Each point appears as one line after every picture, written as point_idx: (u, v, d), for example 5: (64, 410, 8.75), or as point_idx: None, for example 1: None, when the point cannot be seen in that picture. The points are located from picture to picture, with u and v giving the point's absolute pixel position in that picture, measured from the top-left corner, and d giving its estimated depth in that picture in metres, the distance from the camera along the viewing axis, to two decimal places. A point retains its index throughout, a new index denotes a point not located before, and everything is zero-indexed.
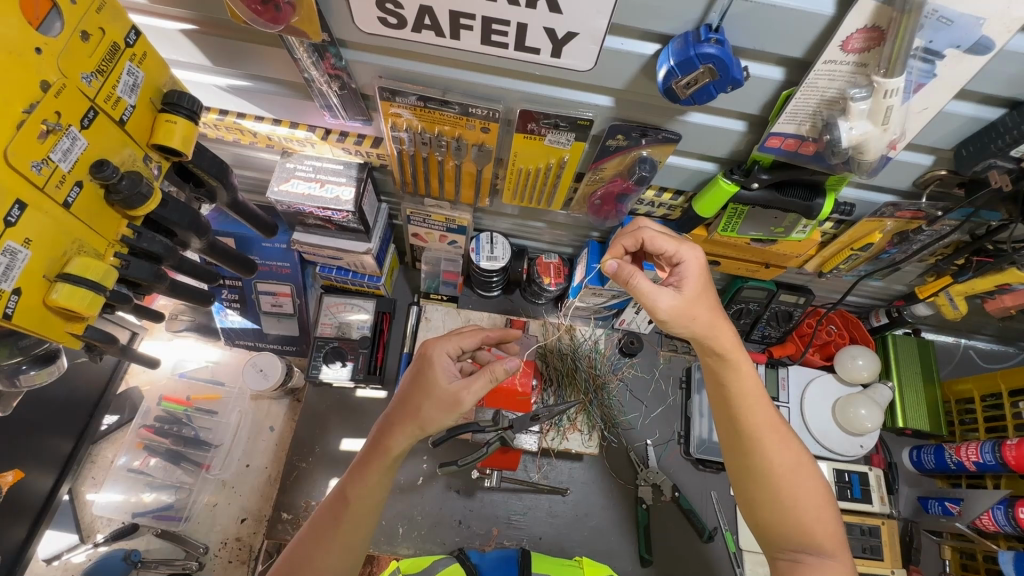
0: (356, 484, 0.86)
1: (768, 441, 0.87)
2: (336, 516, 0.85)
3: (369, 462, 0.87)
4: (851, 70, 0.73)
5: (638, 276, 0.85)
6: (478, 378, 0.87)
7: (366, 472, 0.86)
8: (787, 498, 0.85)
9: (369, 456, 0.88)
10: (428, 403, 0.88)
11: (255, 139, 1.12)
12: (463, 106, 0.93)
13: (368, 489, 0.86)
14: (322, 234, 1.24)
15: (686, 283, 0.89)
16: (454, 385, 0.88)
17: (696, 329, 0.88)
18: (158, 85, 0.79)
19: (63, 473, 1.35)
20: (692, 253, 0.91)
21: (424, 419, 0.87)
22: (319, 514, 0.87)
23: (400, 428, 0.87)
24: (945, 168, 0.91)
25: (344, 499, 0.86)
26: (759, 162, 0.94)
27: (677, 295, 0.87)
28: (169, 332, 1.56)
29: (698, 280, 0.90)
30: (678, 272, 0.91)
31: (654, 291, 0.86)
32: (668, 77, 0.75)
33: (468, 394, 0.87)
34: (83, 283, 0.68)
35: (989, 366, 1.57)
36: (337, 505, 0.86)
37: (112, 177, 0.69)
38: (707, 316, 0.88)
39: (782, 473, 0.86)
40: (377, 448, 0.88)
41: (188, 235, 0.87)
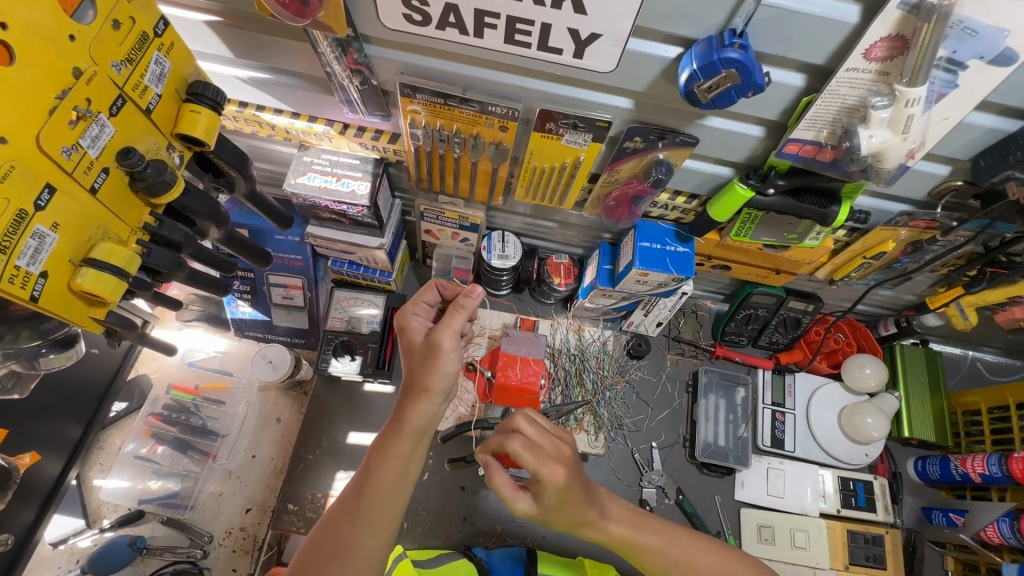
0: (381, 459, 0.83)
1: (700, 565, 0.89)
2: (360, 492, 0.82)
3: (389, 440, 0.84)
4: (872, 79, 0.73)
5: (496, 473, 0.77)
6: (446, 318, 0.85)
7: (390, 445, 0.83)
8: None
9: (393, 431, 0.85)
10: (416, 363, 0.86)
11: (273, 132, 1.13)
12: (482, 104, 0.93)
13: (393, 460, 0.83)
14: (335, 228, 1.25)
15: (545, 498, 0.74)
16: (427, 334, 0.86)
17: (569, 522, 0.81)
18: (185, 75, 0.80)
19: (71, 458, 1.37)
20: (555, 467, 0.74)
21: (424, 380, 0.84)
22: (347, 492, 0.85)
23: (413, 400, 0.84)
24: (961, 179, 0.91)
25: (371, 473, 0.83)
26: (776, 167, 0.94)
27: (536, 504, 0.78)
28: (179, 321, 1.57)
29: (569, 473, 0.76)
30: (521, 486, 0.78)
31: (495, 467, 0.77)
32: (690, 81, 0.75)
33: (442, 333, 0.84)
34: (107, 268, 0.68)
35: (995, 379, 1.57)
36: (362, 481, 0.83)
37: (138, 164, 0.70)
38: (565, 520, 0.81)
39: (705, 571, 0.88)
40: (396, 420, 0.85)
41: (207, 224, 0.88)
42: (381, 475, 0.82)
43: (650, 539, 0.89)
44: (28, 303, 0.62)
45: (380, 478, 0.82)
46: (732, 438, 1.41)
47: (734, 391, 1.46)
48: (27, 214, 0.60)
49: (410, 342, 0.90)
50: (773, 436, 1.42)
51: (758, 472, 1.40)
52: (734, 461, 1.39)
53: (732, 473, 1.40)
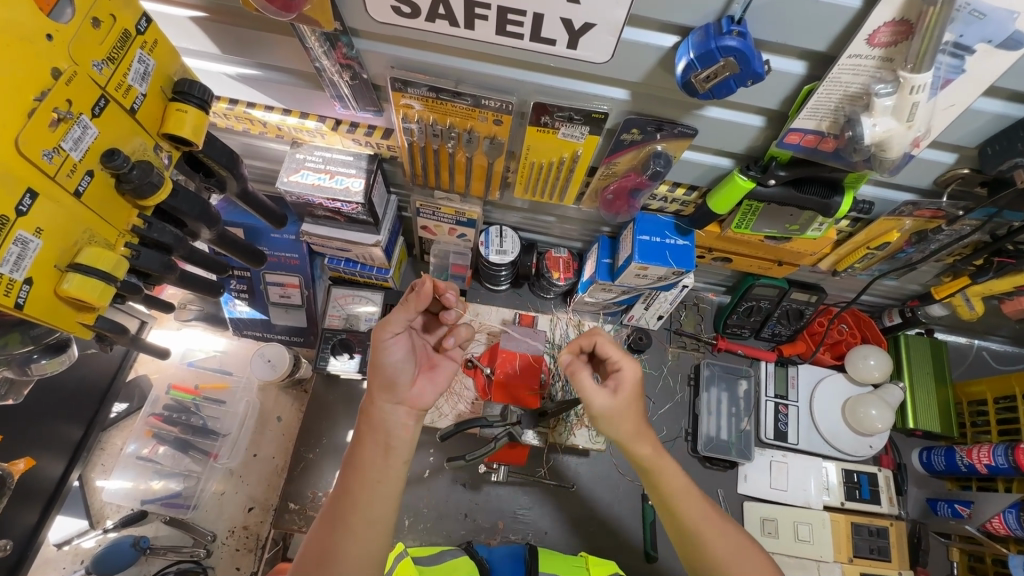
0: (358, 471, 0.83)
1: (706, 531, 0.88)
2: (336, 498, 0.82)
3: (360, 445, 0.86)
4: (876, 65, 0.71)
5: (608, 344, 0.91)
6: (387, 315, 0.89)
7: (361, 451, 0.85)
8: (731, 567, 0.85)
9: (360, 437, 0.87)
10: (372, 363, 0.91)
11: (265, 129, 1.11)
12: (475, 98, 0.92)
13: (369, 466, 0.84)
14: (330, 226, 1.24)
15: (623, 386, 0.90)
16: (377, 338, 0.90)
17: (621, 434, 0.91)
18: (169, 73, 0.78)
19: (73, 459, 1.37)
20: (629, 366, 0.91)
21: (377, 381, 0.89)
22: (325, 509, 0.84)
23: (374, 402, 0.88)
24: (968, 166, 0.89)
25: (347, 481, 0.83)
26: (777, 158, 0.92)
27: (611, 399, 0.90)
28: (178, 321, 1.57)
29: (634, 390, 0.91)
30: (614, 375, 0.92)
31: (623, 356, 0.91)
32: (687, 71, 0.73)
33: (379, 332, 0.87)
34: (94, 273, 0.67)
35: (1002, 368, 1.56)
36: (340, 494, 0.82)
37: (123, 166, 0.69)
38: (632, 428, 0.91)
39: (726, 558, 0.86)
40: (363, 424, 0.88)
41: (198, 225, 0.87)
42: (360, 479, 0.83)
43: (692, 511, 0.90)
44: (13, 310, 0.61)
45: (357, 484, 0.82)
46: (735, 432, 1.40)
47: (737, 384, 1.45)
48: (9, 220, 0.59)
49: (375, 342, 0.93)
50: (776, 429, 1.41)
51: (761, 465, 1.39)
52: (737, 454, 1.38)
53: (735, 466, 1.40)
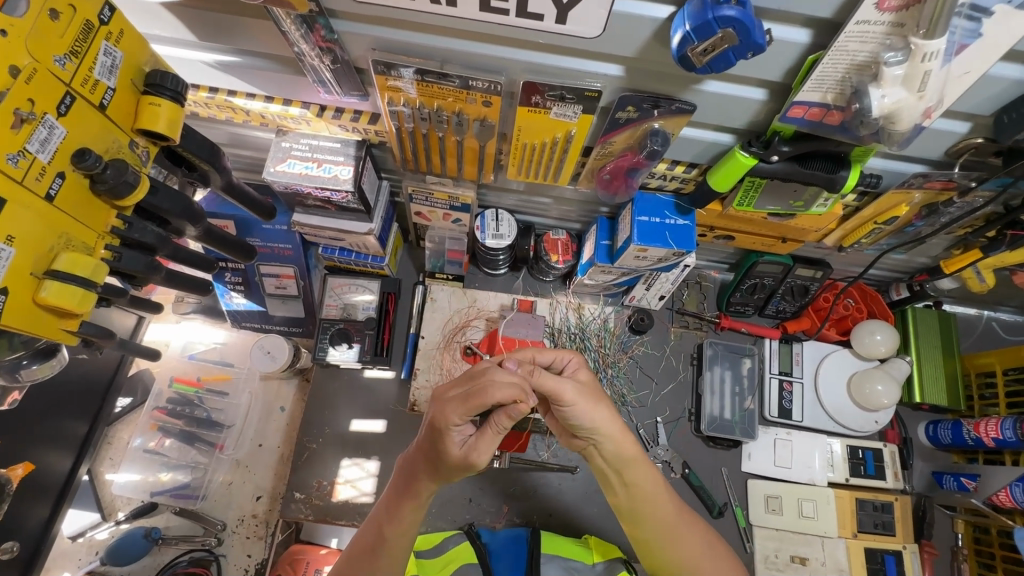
0: (394, 524, 0.88)
1: (649, 498, 0.95)
2: (373, 546, 0.89)
3: (403, 505, 0.88)
4: (884, 31, 0.67)
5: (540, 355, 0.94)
6: (484, 439, 0.81)
7: (403, 511, 0.88)
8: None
9: (403, 496, 0.89)
10: (447, 467, 0.84)
11: (248, 117, 1.08)
12: (463, 79, 0.87)
13: (405, 522, 0.88)
14: (322, 215, 1.21)
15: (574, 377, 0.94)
16: (464, 451, 0.82)
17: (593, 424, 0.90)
18: (140, 65, 0.75)
19: (80, 454, 1.38)
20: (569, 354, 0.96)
21: (449, 475, 0.86)
22: (355, 542, 0.92)
23: (429, 478, 0.87)
24: (981, 136, 0.85)
25: (384, 535, 0.89)
26: (780, 133, 0.87)
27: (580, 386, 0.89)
28: (176, 315, 1.56)
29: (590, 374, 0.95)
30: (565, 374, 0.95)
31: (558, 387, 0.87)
32: (683, 44, 0.69)
33: (478, 459, 0.81)
34: (73, 280, 0.66)
35: (1011, 338, 1.53)
36: (376, 541, 0.89)
37: (96, 166, 0.67)
38: (607, 414, 0.90)
39: (670, 524, 0.95)
40: (410, 492, 0.89)
41: (182, 222, 0.84)
42: (396, 527, 0.89)
43: (643, 479, 0.95)
44: None
45: (395, 536, 0.88)
46: (739, 411, 1.39)
47: (741, 362, 1.43)
48: None
49: (441, 447, 0.83)
50: (780, 407, 1.40)
51: (766, 443, 1.38)
52: (741, 434, 1.37)
53: (739, 445, 1.39)
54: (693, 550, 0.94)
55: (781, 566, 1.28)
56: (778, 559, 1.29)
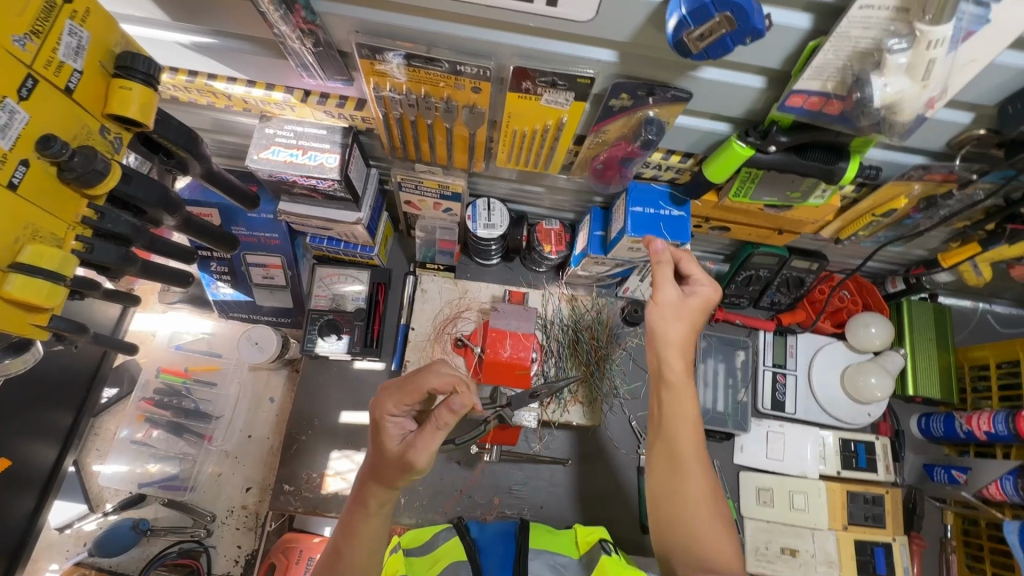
0: (346, 544, 0.82)
1: (682, 428, 0.88)
2: (328, 564, 0.82)
3: (355, 518, 0.82)
4: (889, 16, 0.64)
5: (666, 263, 0.92)
6: (424, 434, 0.77)
7: (354, 532, 0.82)
8: (699, 533, 0.82)
9: (359, 510, 0.83)
10: (385, 472, 0.79)
11: (230, 102, 1.04)
12: (451, 63, 0.84)
13: (359, 544, 0.81)
14: (309, 204, 1.17)
15: (697, 295, 0.94)
16: (400, 449, 0.78)
17: (668, 334, 0.91)
18: (110, 46, 0.71)
19: (65, 445, 1.36)
20: (709, 285, 0.95)
21: (392, 483, 0.79)
22: (316, 568, 0.84)
23: (376, 485, 0.80)
24: (984, 127, 0.83)
25: (340, 556, 0.81)
26: (778, 122, 0.85)
27: (678, 301, 0.92)
28: (162, 304, 1.53)
29: (702, 307, 0.94)
30: (690, 288, 0.96)
31: (666, 284, 0.93)
32: (679, 29, 0.66)
33: (414, 456, 0.76)
34: (39, 274, 0.64)
35: (1006, 331, 1.52)
36: (327, 562, 0.82)
37: (62, 153, 0.64)
38: (680, 332, 0.91)
39: (688, 457, 0.86)
40: (358, 511, 0.82)
41: (158, 212, 0.81)
42: (350, 542, 0.81)
43: (682, 405, 0.89)
44: None
45: (349, 561, 0.81)
46: (732, 403, 1.38)
47: (734, 354, 1.42)
48: None
49: (379, 447, 0.81)
50: (774, 399, 1.39)
51: (758, 435, 1.38)
52: (733, 426, 1.36)
53: (732, 438, 1.38)
54: (694, 497, 0.84)
55: (772, 558, 1.28)
56: (768, 551, 1.29)
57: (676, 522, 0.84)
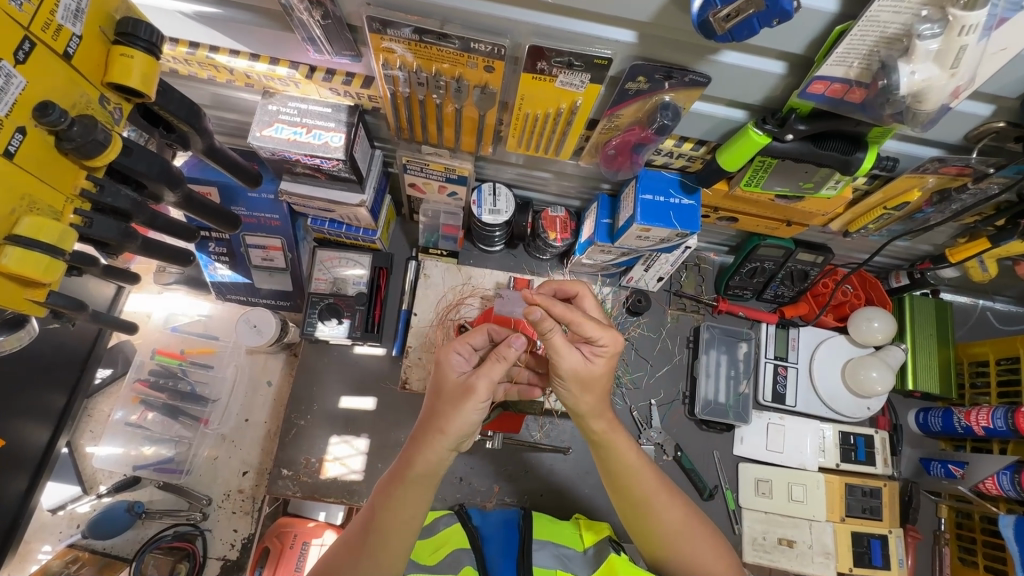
0: (387, 499, 0.83)
1: (615, 442, 0.91)
2: (366, 527, 0.83)
3: (397, 482, 0.83)
4: (922, 1, 0.62)
5: (584, 322, 0.83)
6: (487, 364, 0.82)
7: (393, 488, 0.83)
8: (681, 538, 0.90)
9: (399, 474, 0.84)
10: (444, 400, 0.83)
11: (232, 77, 1.01)
12: (464, 41, 0.81)
13: (397, 502, 0.82)
14: (311, 184, 1.14)
15: (600, 359, 0.86)
16: (463, 376, 0.84)
17: (579, 402, 0.89)
18: (109, 11, 0.68)
19: (59, 426, 1.34)
20: (610, 339, 0.85)
21: (443, 420, 0.82)
22: (349, 532, 0.85)
23: (430, 440, 0.82)
24: (1004, 120, 0.82)
25: (378, 513, 0.83)
26: (797, 110, 0.84)
27: (581, 365, 0.85)
28: (157, 285, 1.50)
29: (608, 364, 0.87)
30: (592, 349, 0.87)
31: (564, 349, 0.83)
32: (704, 8, 0.64)
33: (477, 379, 0.81)
34: (36, 247, 0.61)
35: (1005, 328, 1.53)
36: (368, 518, 0.84)
37: (60, 122, 0.61)
38: (592, 401, 0.89)
39: (634, 466, 0.91)
40: (405, 460, 0.84)
41: (159, 187, 0.79)
42: (388, 503, 0.83)
43: (600, 423, 0.90)
44: None
45: (390, 518, 0.82)
46: (733, 395, 1.38)
47: (737, 346, 1.42)
48: None
49: (442, 379, 0.87)
50: (774, 392, 1.40)
51: (758, 427, 1.38)
52: (734, 417, 1.36)
53: (732, 429, 1.39)
54: (661, 506, 0.91)
55: (768, 548, 1.30)
56: (765, 541, 1.30)
57: (648, 526, 0.91)
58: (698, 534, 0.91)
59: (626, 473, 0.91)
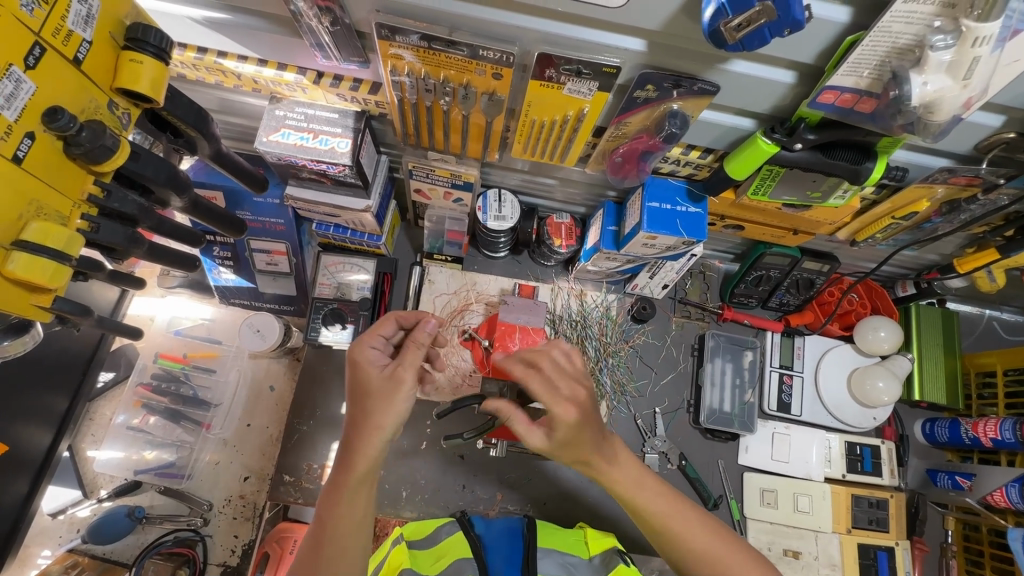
0: (333, 508, 0.81)
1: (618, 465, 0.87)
2: (317, 542, 0.80)
3: (341, 487, 0.81)
4: (934, 12, 0.62)
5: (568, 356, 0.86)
6: (412, 353, 0.85)
7: (338, 496, 0.81)
8: (706, 550, 0.85)
9: (342, 480, 0.81)
10: (371, 399, 0.81)
11: (240, 82, 1.01)
12: (472, 48, 0.81)
13: (345, 508, 0.81)
14: (317, 189, 1.14)
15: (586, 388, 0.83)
16: (387, 369, 0.83)
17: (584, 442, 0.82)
18: (120, 17, 0.68)
19: (61, 430, 1.33)
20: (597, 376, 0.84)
21: (377, 418, 0.80)
22: (302, 550, 0.82)
23: (365, 440, 0.80)
24: (1014, 130, 0.81)
25: (327, 525, 0.81)
26: (805, 119, 0.83)
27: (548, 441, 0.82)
28: (161, 289, 1.50)
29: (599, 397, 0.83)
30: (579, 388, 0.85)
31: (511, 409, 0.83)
32: (715, 18, 0.63)
33: (403, 370, 0.82)
34: (43, 252, 0.61)
35: (1012, 338, 1.52)
36: (318, 532, 0.81)
37: (69, 127, 0.61)
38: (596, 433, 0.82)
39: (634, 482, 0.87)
40: (345, 467, 0.81)
41: (166, 192, 0.78)
42: (334, 510, 0.81)
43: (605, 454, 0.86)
44: None
45: (340, 525, 0.80)
46: (738, 404, 1.37)
47: (742, 355, 1.41)
48: None
49: (362, 378, 0.84)
50: (780, 401, 1.38)
51: (763, 436, 1.37)
52: (739, 426, 1.35)
53: (737, 438, 1.38)
54: (677, 522, 0.86)
55: (774, 560, 1.28)
56: (771, 552, 1.29)
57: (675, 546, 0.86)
58: (722, 540, 0.87)
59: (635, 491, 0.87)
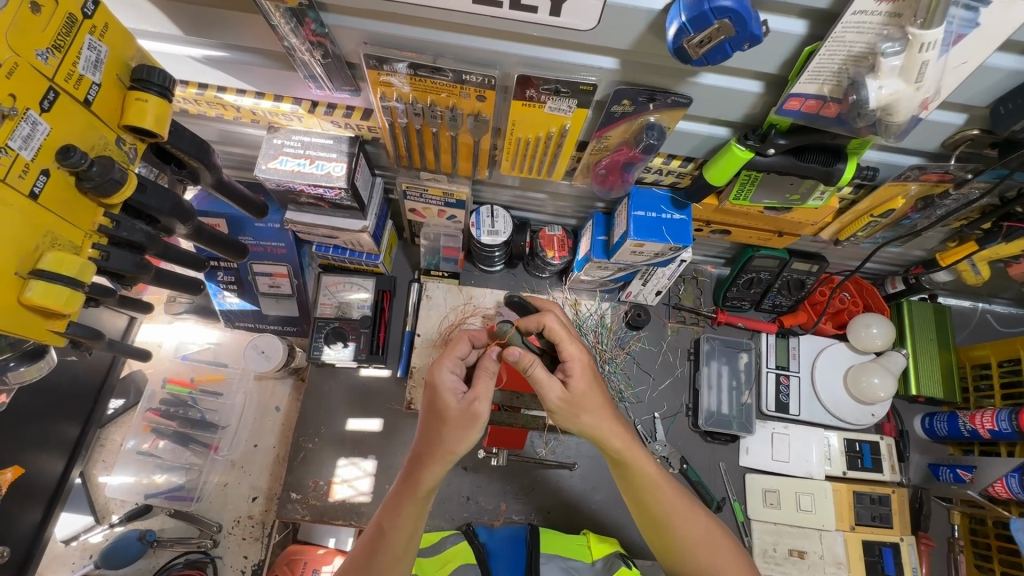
0: (391, 519, 0.88)
1: (621, 445, 0.91)
2: (371, 549, 0.88)
3: (400, 503, 0.87)
4: (882, 22, 0.66)
5: (556, 327, 0.90)
6: (483, 384, 0.84)
7: (403, 508, 0.87)
8: (686, 530, 0.94)
9: (405, 492, 0.88)
10: (447, 426, 0.84)
11: (239, 114, 1.06)
12: (456, 73, 0.86)
13: (405, 520, 0.87)
14: (315, 213, 1.19)
15: (576, 373, 0.88)
16: (464, 401, 0.84)
17: (582, 422, 0.89)
18: (126, 59, 0.73)
19: (72, 457, 1.36)
20: (576, 354, 0.88)
21: (451, 444, 0.84)
22: (358, 551, 0.90)
23: (432, 463, 0.86)
24: (978, 127, 0.85)
25: (384, 534, 0.88)
26: (776, 125, 0.87)
27: (565, 392, 0.87)
28: (168, 315, 1.54)
29: (586, 377, 0.88)
30: (565, 370, 0.89)
31: (567, 337, 0.89)
32: (679, 36, 0.68)
33: (480, 404, 0.83)
34: (58, 279, 0.66)
35: (1005, 330, 1.53)
36: (376, 537, 0.88)
37: (81, 163, 0.66)
38: (596, 415, 0.89)
39: (627, 454, 0.92)
40: (410, 481, 0.88)
41: (171, 220, 0.83)
42: (390, 519, 0.88)
43: (614, 437, 0.90)
44: None
45: (394, 536, 0.87)
46: (736, 405, 1.39)
47: (738, 357, 1.43)
48: None
49: (440, 403, 0.86)
50: (778, 401, 1.40)
51: (763, 437, 1.38)
52: (738, 428, 1.37)
53: (737, 440, 1.39)
54: (661, 495, 0.94)
55: (780, 560, 1.28)
56: (776, 553, 1.29)
57: (654, 509, 0.94)
58: (722, 547, 0.94)
59: (629, 462, 0.93)
